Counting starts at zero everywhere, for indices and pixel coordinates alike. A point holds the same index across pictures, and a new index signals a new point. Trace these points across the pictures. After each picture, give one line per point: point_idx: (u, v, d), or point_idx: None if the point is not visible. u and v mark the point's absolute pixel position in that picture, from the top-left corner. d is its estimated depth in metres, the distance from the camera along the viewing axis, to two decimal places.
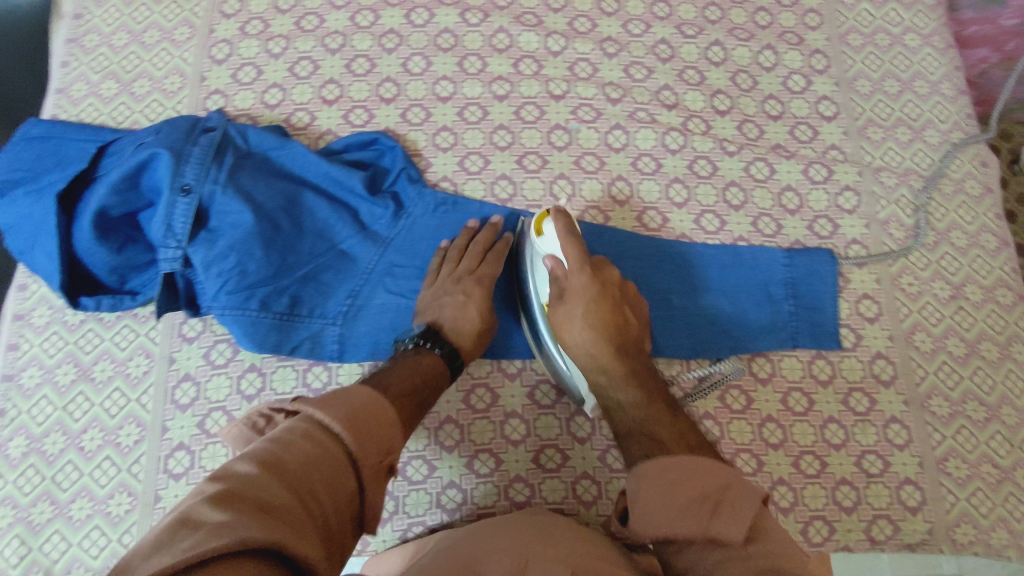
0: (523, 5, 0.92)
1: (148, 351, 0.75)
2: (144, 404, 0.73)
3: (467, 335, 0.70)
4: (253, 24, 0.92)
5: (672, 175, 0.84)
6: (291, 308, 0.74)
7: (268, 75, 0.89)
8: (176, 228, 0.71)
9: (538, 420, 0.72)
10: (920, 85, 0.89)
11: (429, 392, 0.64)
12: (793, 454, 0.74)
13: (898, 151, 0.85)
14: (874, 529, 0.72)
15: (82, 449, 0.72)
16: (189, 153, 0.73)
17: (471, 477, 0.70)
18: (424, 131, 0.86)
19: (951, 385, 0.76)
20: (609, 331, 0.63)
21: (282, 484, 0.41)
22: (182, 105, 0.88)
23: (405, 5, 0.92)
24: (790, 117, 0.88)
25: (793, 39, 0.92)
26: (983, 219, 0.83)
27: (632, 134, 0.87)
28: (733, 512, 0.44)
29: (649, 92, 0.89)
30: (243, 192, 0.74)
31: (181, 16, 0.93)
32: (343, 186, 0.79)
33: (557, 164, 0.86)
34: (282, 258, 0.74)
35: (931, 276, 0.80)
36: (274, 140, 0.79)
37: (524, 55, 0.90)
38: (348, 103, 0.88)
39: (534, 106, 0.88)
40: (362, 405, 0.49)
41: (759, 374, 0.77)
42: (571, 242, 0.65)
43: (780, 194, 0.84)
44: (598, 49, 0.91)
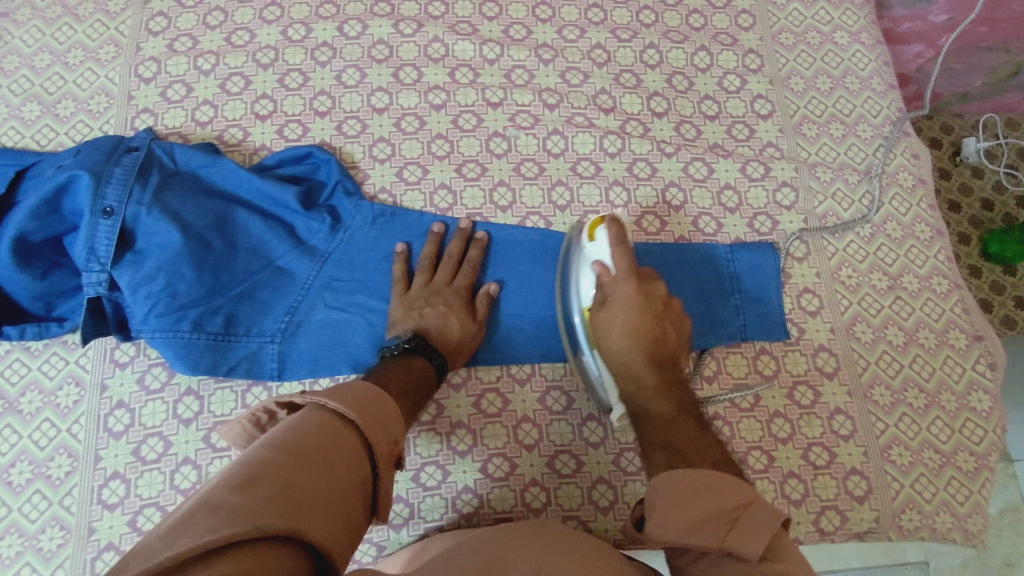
0: (458, 15, 1.02)
1: (77, 379, 0.79)
2: (76, 433, 0.77)
3: (450, 340, 0.80)
4: (181, 41, 0.99)
5: (611, 178, 0.94)
6: (226, 328, 0.79)
7: (198, 92, 0.96)
8: (99, 251, 0.75)
9: (485, 430, 0.81)
10: (851, 81, 1.01)
11: (422, 391, 0.73)
12: (740, 450, 0.81)
13: (832, 146, 0.97)
14: (823, 520, 0.79)
15: (11, 483, 0.75)
16: (110, 173, 0.77)
17: (418, 492, 0.78)
18: (360, 143, 0.94)
19: (892, 373, 0.85)
20: (647, 336, 0.66)
21: (304, 467, 0.49)
22: (109, 125, 0.95)
23: (337, 19, 1.01)
24: (727, 116, 0.99)
25: (726, 40, 1.04)
26: (916, 209, 0.93)
27: (570, 139, 0.96)
28: (749, 530, 0.45)
29: (586, 96, 0.99)
30: (170, 212, 0.78)
31: (106, 36, 1.00)
32: (276, 202, 0.84)
33: (496, 172, 0.94)
34: (215, 277, 0.79)
35: (869, 268, 0.90)
36: (203, 158, 0.84)
37: (460, 64, 1.00)
38: (281, 118, 0.95)
39: (472, 115, 0.96)
40: (367, 398, 0.59)
41: (705, 373, 0.85)
42: (623, 250, 0.69)
43: (719, 192, 0.94)
44: (534, 56, 1.01)
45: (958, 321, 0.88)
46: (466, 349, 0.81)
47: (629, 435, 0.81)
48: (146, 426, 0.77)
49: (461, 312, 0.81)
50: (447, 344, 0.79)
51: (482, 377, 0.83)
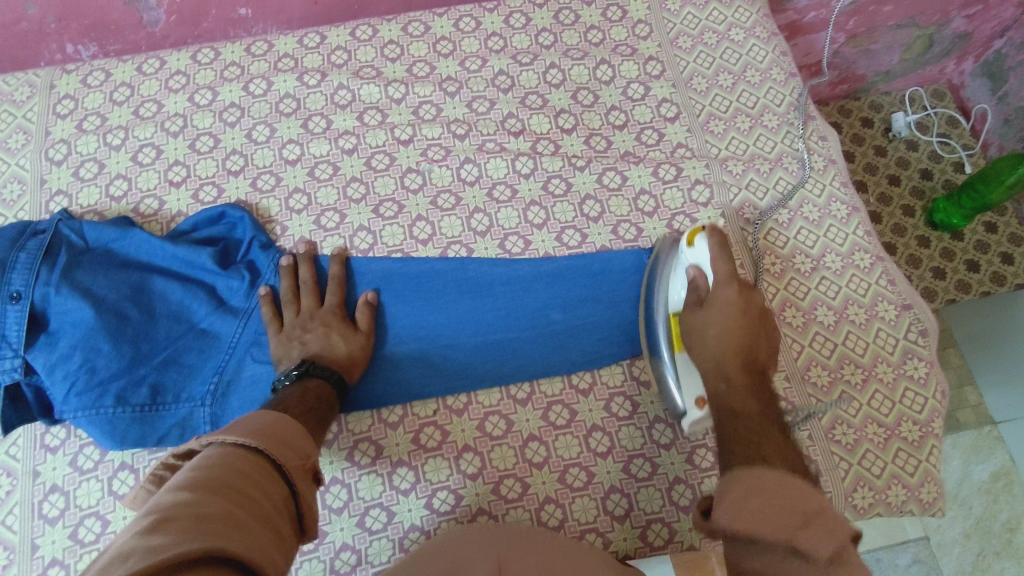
0: (361, 61, 1.07)
1: (9, 469, 0.83)
2: (11, 524, 0.81)
3: (341, 356, 0.82)
4: (90, 120, 1.04)
5: (527, 200, 0.97)
6: (154, 397, 0.83)
7: (111, 168, 1.00)
8: (11, 336, 0.81)
9: (427, 464, 0.83)
10: (751, 75, 1.06)
11: (324, 407, 0.75)
12: (685, 451, 0.84)
13: (741, 140, 1.02)
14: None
15: None
16: (14, 260, 0.83)
17: (364, 536, 0.80)
18: (275, 197, 0.97)
19: (828, 353, 0.90)
20: (738, 343, 0.69)
21: (219, 494, 0.47)
22: (25, 211, 0.98)
23: (242, 79, 1.05)
24: (635, 123, 1.03)
25: (626, 51, 1.09)
26: (830, 188, 0.99)
27: (483, 166, 0.99)
28: (825, 532, 0.44)
29: (494, 122, 1.03)
30: (81, 288, 0.84)
31: (14, 125, 1.04)
32: (193, 265, 0.89)
33: (414, 207, 0.97)
34: (136, 348, 0.84)
35: (791, 253, 0.95)
36: (114, 231, 0.89)
37: (367, 106, 1.03)
38: (195, 182, 0.99)
39: (384, 154, 1.00)
40: (267, 424, 0.58)
41: (641, 378, 0.88)
42: (724, 258, 0.74)
43: (635, 198, 0.97)
44: (439, 90, 1.05)
45: (888, 294, 0.93)
46: (358, 360, 0.83)
47: (572, 450, 0.84)
48: (81, 507, 0.81)
49: (341, 327, 0.84)
50: (339, 360, 0.82)
51: (418, 413, 0.86)
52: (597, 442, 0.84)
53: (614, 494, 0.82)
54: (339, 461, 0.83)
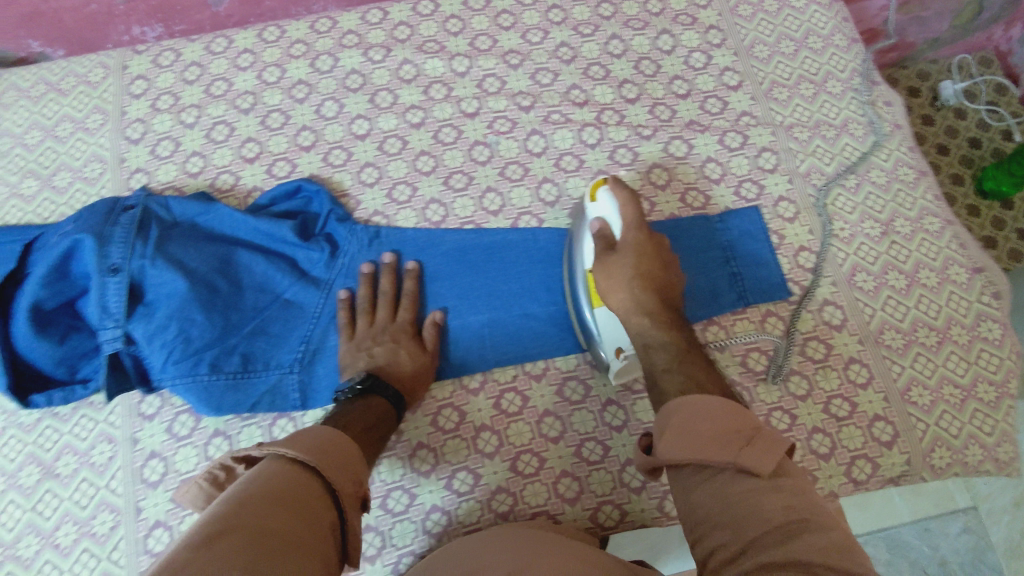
0: (423, 35, 0.99)
1: (110, 436, 0.77)
2: (115, 488, 0.76)
3: (405, 375, 0.75)
4: (163, 100, 0.97)
5: (595, 168, 0.89)
6: (244, 365, 0.77)
7: (186, 145, 0.94)
8: (111, 308, 0.74)
9: (510, 429, 0.76)
10: (814, 41, 0.97)
11: (382, 429, 0.68)
12: (763, 413, 0.77)
13: (805, 107, 0.92)
14: (855, 470, 0.75)
15: (57, 546, 0.73)
16: (110, 234, 0.76)
17: (453, 498, 0.73)
18: (347, 170, 0.90)
19: (900, 316, 0.81)
20: (654, 282, 0.64)
21: (273, 517, 0.41)
22: (106, 190, 0.93)
23: (308, 56, 0.98)
24: (699, 92, 0.94)
25: (686, 20, 0.99)
26: (897, 153, 0.90)
27: (550, 137, 0.91)
28: (765, 447, 0.41)
29: (559, 94, 0.94)
30: (174, 260, 0.77)
31: (91, 105, 0.98)
32: (276, 238, 0.82)
33: (483, 178, 0.89)
34: (225, 317, 0.77)
35: (860, 218, 0.86)
36: (198, 206, 0.82)
37: (433, 81, 0.95)
38: (269, 158, 0.92)
39: (452, 128, 0.92)
40: (328, 438, 0.51)
41: (717, 342, 0.81)
42: (633, 206, 0.67)
43: (702, 166, 0.89)
44: (502, 63, 0.96)
45: (955, 257, 0.85)
46: (422, 381, 0.76)
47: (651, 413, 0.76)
48: (182, 470, 0.76)
49: (410, 345, 0.77)
50: (403, 380, 0.74)
51: (498, 379, 0.78)
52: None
53: None
54: (424, 426, 0.76)
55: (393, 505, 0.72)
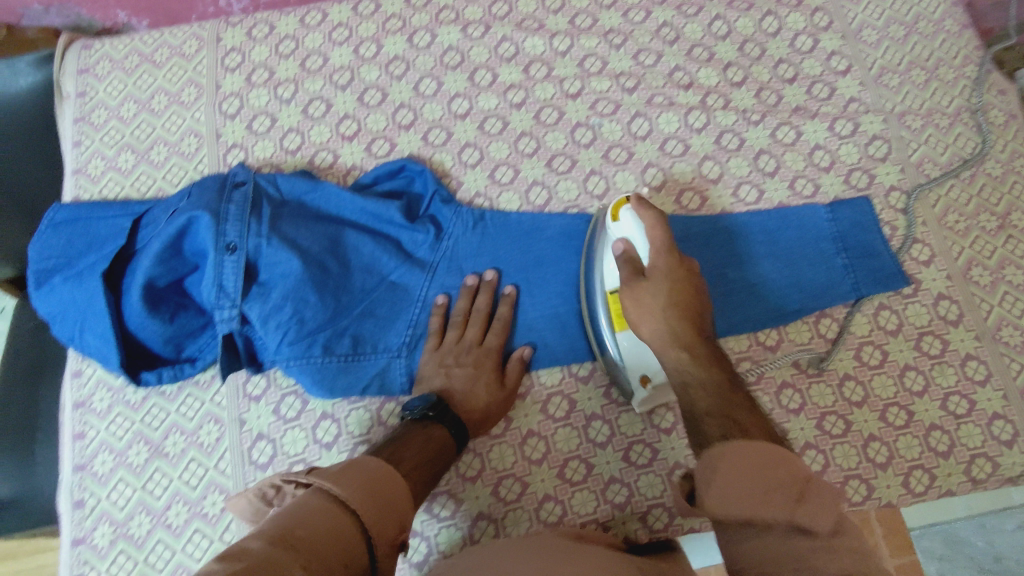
0: (522, 11, 0.92)
1: (217, 417, 0.77)
2: (224, 469, 0.75)
3: (477, 407, 0.70)
4: (259, 74, 0.91)
5: (701, 153, 0.83)
6: (355, 347, 0.74)
7: (284, 122, 0.88)
8: (227, 287, 0.70)
9: (621, 419, 0.73)
10: (924, 26, 0.88)
11: (443, 460, 0.62)
12: (878, 409, 0.72)
13: (918, 94, 0.84)
14: (974, 469, 0.70)
15: (169, 525, 0.74)
16: (226, 212, 0.72)
17: (567, 487, 0.71)
18: (448, 151, 0.86)
19: (1020, 312, 0.75)
20: (687, 311, 0.59)
21: (301, 566, 0.38)
22: (203, 165, 0.88)
23: (405, 31, 0.92)
24: (805, 77, 0.86)
25: (792, 1, 0.91)
26: (1014, 144, 0.82)
27: (655, 120, 0.85)
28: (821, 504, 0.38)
29: (662, 76, 0.88)
30: (287, 239, 0.72)
31: (186, 78, 0.92)
32: (382, 219, 0.78)
33: (586, 161, 0.84)
34: (337, 299, 0.73)
35: (975, 210, 0.79)
36: (306, 184, 0.78)
37: (532, 60, 0.90)
38: (368, 137, 0.87)
39: (553, 109, 0.87)
40: (377, 480, 0.48)
41: (828, 335, 0.75)
42: (662, 228, 0.63)
43: (810, 153, 0.82)
44: (604, 42, 0.90)
45: None
46: (491, 417, 0.71)
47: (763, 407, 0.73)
48: (289, 454, 0.75)
49: (491, 377, 0.72)
50: (475, 412, 0.70)
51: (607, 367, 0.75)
52: (788, 399, 0.73)
53: (810, 450, 0.71)
54: (534, 413, 0.74)
55: (504, 492, 0.71)
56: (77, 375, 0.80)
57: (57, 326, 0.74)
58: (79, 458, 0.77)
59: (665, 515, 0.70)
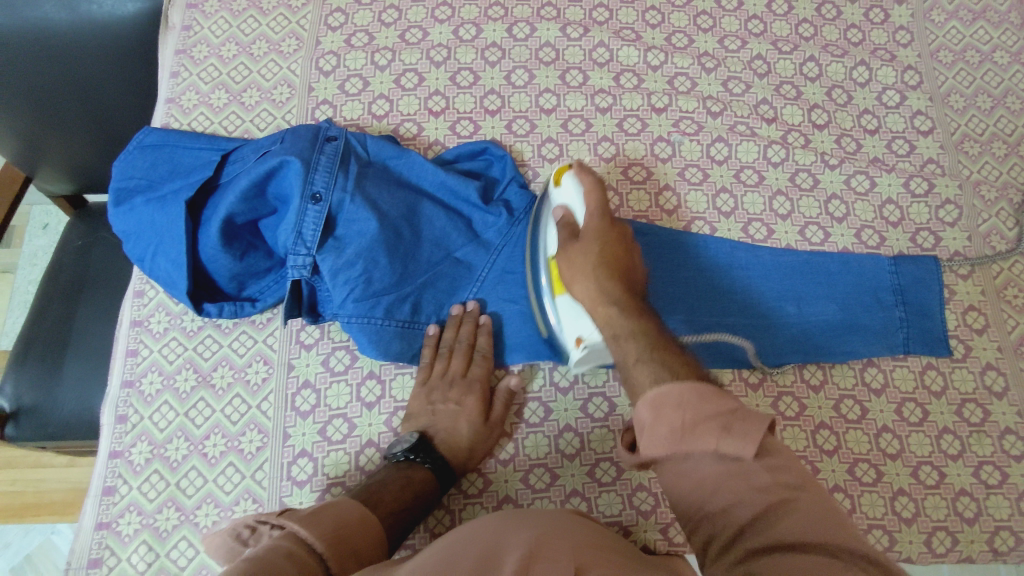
0: (622, 20, 0.93)
1: (266, 358, 0.76)
2: (266, 410, 0.74)
3: (460, 446, 0.70)
4: (358, 37, 0.92)
5: (775, 188, 0.83)
6: (413, 315, 0.75)
7: (375, 86, 0.90)
8: (305, 235, 0.72)
9: None
10: (1013, 101, 0.88)
11: (420, 506, 0.65)
12: (911, 465, 0.72)
13: (995, 166, 0.84)
14: (997, 540, 0.69)
15: (205, 455, 0.73)
16: (317, 162, 0.73)
17: (595, 486, 0.70)
18: (530, 142, 0.87)
19: None
20: (618, 270, 0.58)
21: None
22: (291, 115, 0.89)
23: (506, 20, 0.92)
24: (887, 131, 0.87)
25: (885, 55, 0.91)
26: None
27: (734, 146, 0.85)
28: (745, 428, 0.38)
29: (748, 106, 0.88)
30: (369, 200, 0.74)
31: (288, 29, 0.93)
32: (458, 195, 0.79)
33: (662, 176, 0.85)
34: (404, 265, 0.74)
35: None
36: (393, 149, 0.79)
37: (624, 69, 0.90)
38: (454, 115, 0.88)
39: (636, 119, 0.88)
40: (340, 525, 0.52)
41: (872, 385, 0.75)
42: (597, 192, 0.63)
43: (881, 207, 0.83)
44: (697, 64, 0.90)
45: None
46: (477, 455, 0.70)
47: (799, 443, 0.73)
48: (331, 407, 0.74)
49: (474, 411, 0.71)
50: (458, 450, 0.69)
51: None
52: (823, 439, 0.73)
53: (838, 493, 0.71)
54: (572, 409, 0.73)
55: (534, 480, 0.71)
56: (138, 295, 0.80)
57: (131, 244, 0.75)
58: (129, 373, 0.76)
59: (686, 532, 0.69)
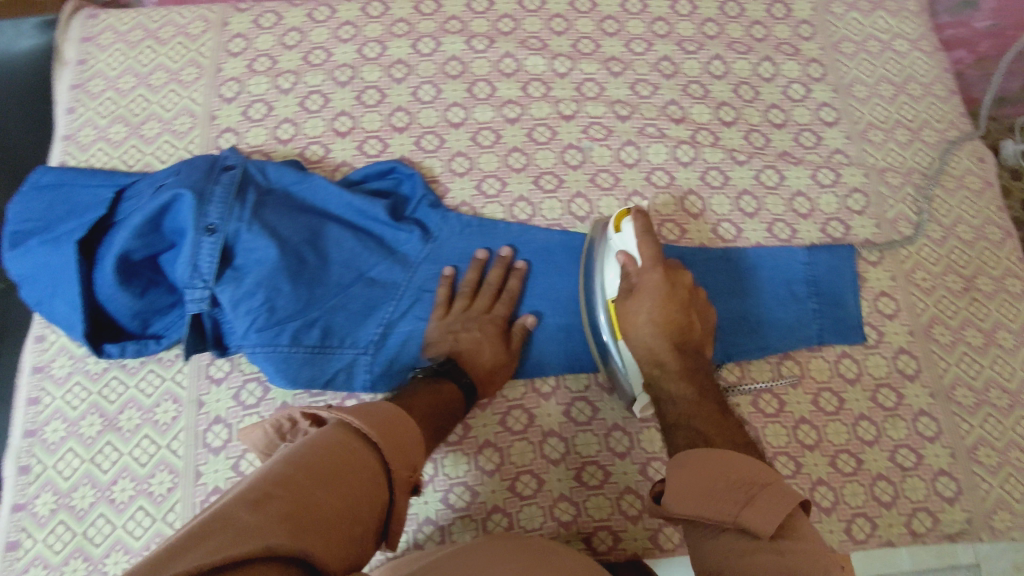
0: (528, 30, 0.92)
1: (175, 396, 0.75)
2: (176, 449, 0.73)
3: (482, 367, 0.72)
4: (260, 61, 0.90)
5: (685, 188, 0.83)
6: (324, 339, 0.74)
7: (279, 111, 0.87)
8: (202, 268, 0.70)
9: (577, 438, 0.74)
10: (913, 88, 0.89)
11: (449, 418, 0.65)
12: (831, 453, 0.73)
13: (899, 153, 0.85)
14: (914, 522, 0.71)
15: (113, 500, 0.71)
16: (210, 192, 0.72)
17: (516, 501, 0.72)
18: (439, 157, 0.85)
19: (973, 374, 0.76)
20: (672, 324, 0.63)
21: (324, 490, 0.44)
22: (194, 146, 0.86)
23: (410, 35, 0.91)
24: (793, 125, 0.87)
25: (789, 49, 0.92)
26: (987, 211, 0.83)
27: (644, 149, 0.86)
28: (770, 505, 0.44)
29: (656, 108, 0.88)
30: (268, 227, 0.73)
31: (187, 57, 0.91)
32: (366, 216, 0.78)
33: (574, 182, 0.84)
34: (310, 290, 0.73)
35: (943, 271, 0.80)
36: (295, 174, 0.78)
37: (532, 78, 0.89)
38: (361, 134, 0.86)
39: (546, 128, 0.87)
40: (392, 415, 0.53)
41: (789, 377, 0.76)
42: (649, 242, 0.67)
43: (791, 200, 0.83)
44: (604, 69, 0.90)
45: None
46: (496, 377, 0.73)
47: None
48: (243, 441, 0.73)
49: (495, 338, 0.73)
50: (479, 371, 0.71)
51: (570, 386, 0.76)
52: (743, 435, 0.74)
53: None
54: (492, 424, 0.74)
55: (455, 499, 0.71)
56: (38, 340, 0.78)
57: (26, 289, 0.73)
58: (30, 424, 0.74)
59: (610, 538, 0.71)
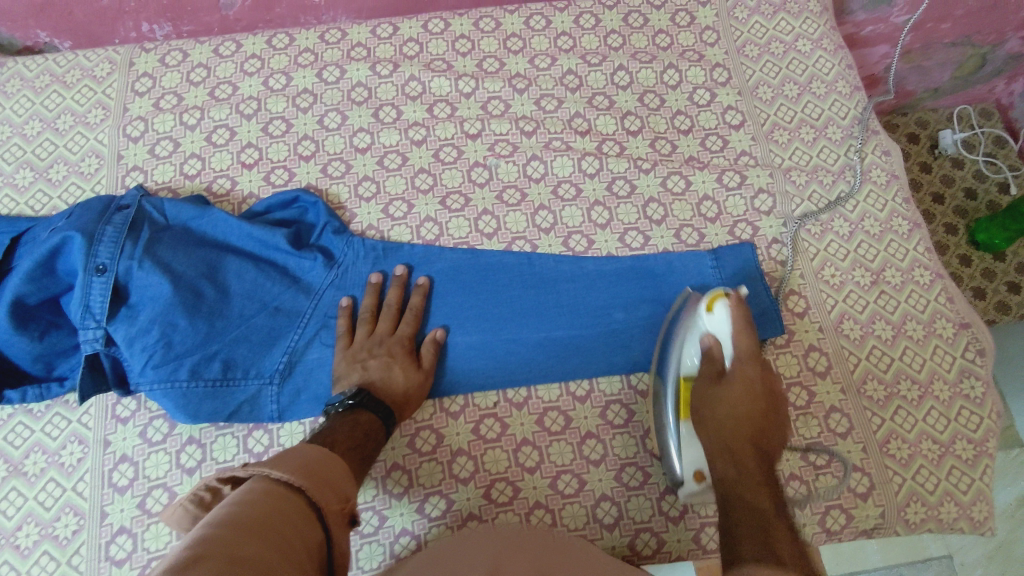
0: (432, 52, 0.93)
1: (80, 437, 0.73)
2: (81, 491, 0.71)
3: (396, 393, 0.71)
4: (166, 99, 0.91)
5: (592, 199, 0.83)
6: (225, 372, 0.72)
7: (184, 147, 0.87)
8: (95, 307, 0.70)
9: (486, 455, 0.72)
10: (818, 86, 0.89)
11: (371, 446, 0.65)
12: None
13: (804, 151, 0.86)
14: (828, 520, 0.70)
15: (18, 547, 0.70)
16: (101, 233, 0.72)
17: (423, 522, 0.70)
18: (345, 183, 0.84)
19: (883, 367, 0.75)
20: (751, 421, 0.62)
21: (258, 541, 0.40)
22: (101, 185, 0.86)
23: (314, 65, 0.92)
24: (700, 130, 0.87)
25: (693, 56, 0.92)
26: (892, 203, 0.83)
27: (549, 163, 0.85)
28: None
29: (561, 121, 0.88)
30: (161, 263, 0.72)
31: (93, 99, 0.92)
32: (267, 245, 0.77)
33: (480, 201, 0.83)
34: (210, 323, 0.72)
35: (850, 266, 0.80)
36: (193, 209, 0.77)
37: (437, 99, 0.89)
38: (267, 165, 0.86)
39: (452, 147, 0.86)
40: (311, 457, 0.51)
41: None
42: (748, 334, 0.66)
43: (699, 204, 0.83)
44: (508, 86, 0.90)
45: (948, 312, 0.78)
46: (412, 400, 0.72)
47: (629, 450, 0.73)
48: (149, 478, 0.71)
49: (404, 361, 0.72)
50: (393, 398, 0.70)
51: (479, 403, 0.74)
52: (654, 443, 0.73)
53: (670, 495, 0.71)
54: (401, 447, 0.73)
55: (362, 526, 0.70)
56: None
57: None
58: None
59: None
